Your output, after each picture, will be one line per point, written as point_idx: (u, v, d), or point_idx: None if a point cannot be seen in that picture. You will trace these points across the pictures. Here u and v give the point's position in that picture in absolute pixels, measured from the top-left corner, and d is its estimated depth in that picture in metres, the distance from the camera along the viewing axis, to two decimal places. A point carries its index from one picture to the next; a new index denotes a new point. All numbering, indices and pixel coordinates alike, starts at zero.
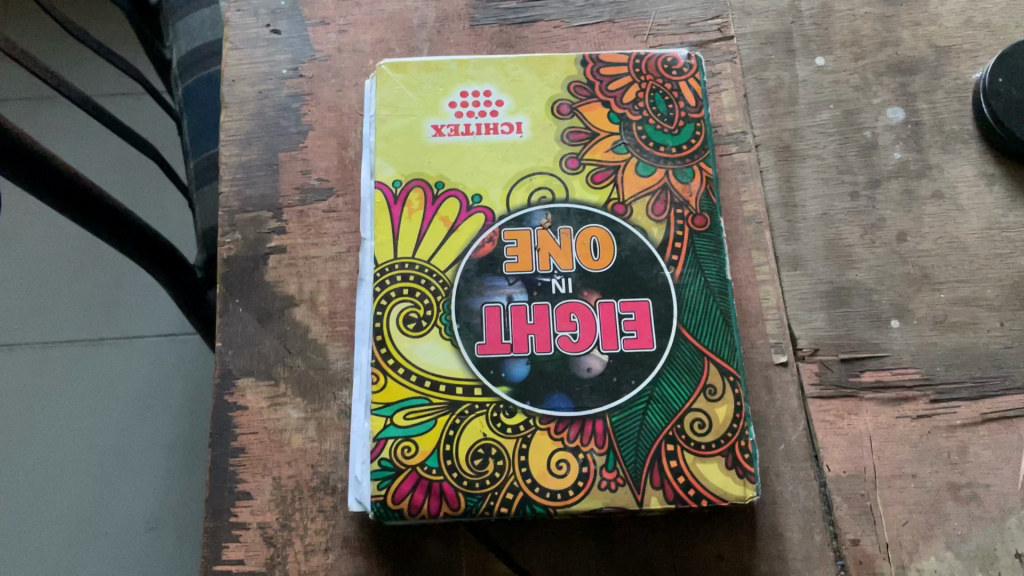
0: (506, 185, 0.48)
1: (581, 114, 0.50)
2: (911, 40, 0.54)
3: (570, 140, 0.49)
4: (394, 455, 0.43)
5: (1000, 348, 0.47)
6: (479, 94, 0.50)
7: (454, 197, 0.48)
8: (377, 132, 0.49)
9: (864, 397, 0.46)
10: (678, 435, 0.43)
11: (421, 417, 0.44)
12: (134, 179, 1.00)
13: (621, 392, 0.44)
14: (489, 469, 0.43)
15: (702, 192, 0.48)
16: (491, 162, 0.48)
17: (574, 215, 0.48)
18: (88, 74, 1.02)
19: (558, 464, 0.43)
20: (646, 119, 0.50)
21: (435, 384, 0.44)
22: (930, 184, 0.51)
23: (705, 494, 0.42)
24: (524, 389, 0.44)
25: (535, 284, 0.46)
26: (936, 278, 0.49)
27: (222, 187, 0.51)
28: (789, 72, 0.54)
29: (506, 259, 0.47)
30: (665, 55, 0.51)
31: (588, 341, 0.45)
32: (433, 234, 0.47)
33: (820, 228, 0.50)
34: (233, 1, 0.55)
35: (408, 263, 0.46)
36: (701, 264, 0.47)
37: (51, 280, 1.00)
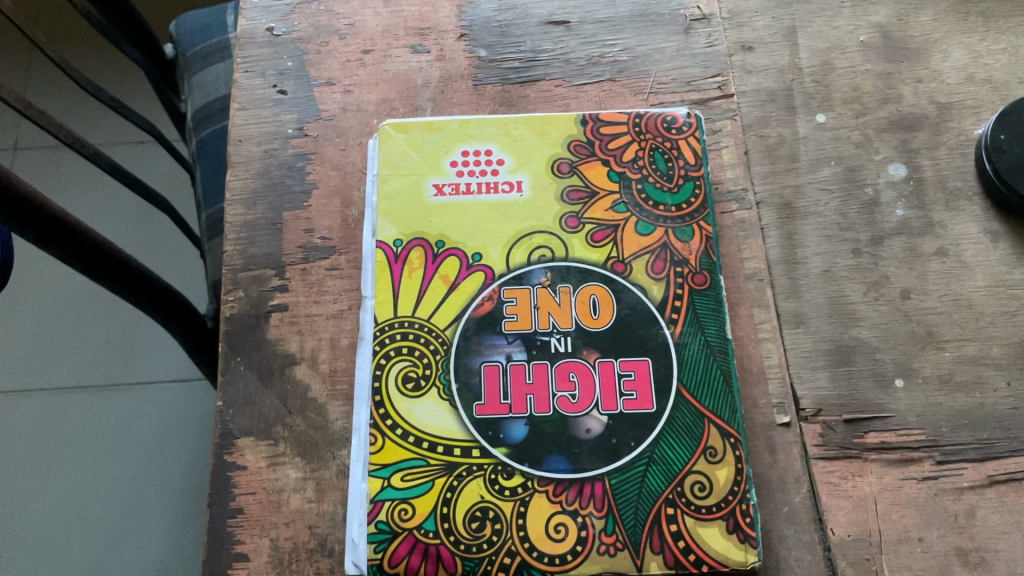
0: (506, 244, 0.48)
1: (581, 173, 0.50)
2: (913, 97, 0.55)
3: (569, 199, 0.50)
4: (391, 517, 0.43)
5: (1007, 408, 0.46)
6: (480, 153, 0.50)
7: (455, 256, 0.48)
8: (378, 192, 0.50)
9: (868, 458, 0.45)
10: (678, 498, 0.43)
11: (419, 479, 0.43)
12: (148, 233, 1.02)
13: (620, 454, 0.43)
14: (486, 532, 0.42)
15: (702, 251, 0.48)
16: (491, 221, 0.49)
17: (573, 273, 0.48)
18: (105, 129, 1.04)
19: (556, 528, 0.42)
20: (646, 178, 0.50)
21: (433, 445, 0.44)
22: (933, 242, 0.51)
23: (705, 559, 0.42)
24: (522, 451, 0.44)
25: (534, 343, 0.46)
26: (940, 336, 0.48)
27: (226, 246, 0.51)
28: (789, 129, 0.54)
29: (506, 318, 0.47)
30: (664, 114, 0.52)
31: (587, 401, 0.45)
32: (433, 293, 0.47)
33: (822, 285, 0.50)
34: (241, 62, 0.56)
35: (408, 323, 0.47)
36: (701, 323, 0.46)
37: (68, 327, 1.01)
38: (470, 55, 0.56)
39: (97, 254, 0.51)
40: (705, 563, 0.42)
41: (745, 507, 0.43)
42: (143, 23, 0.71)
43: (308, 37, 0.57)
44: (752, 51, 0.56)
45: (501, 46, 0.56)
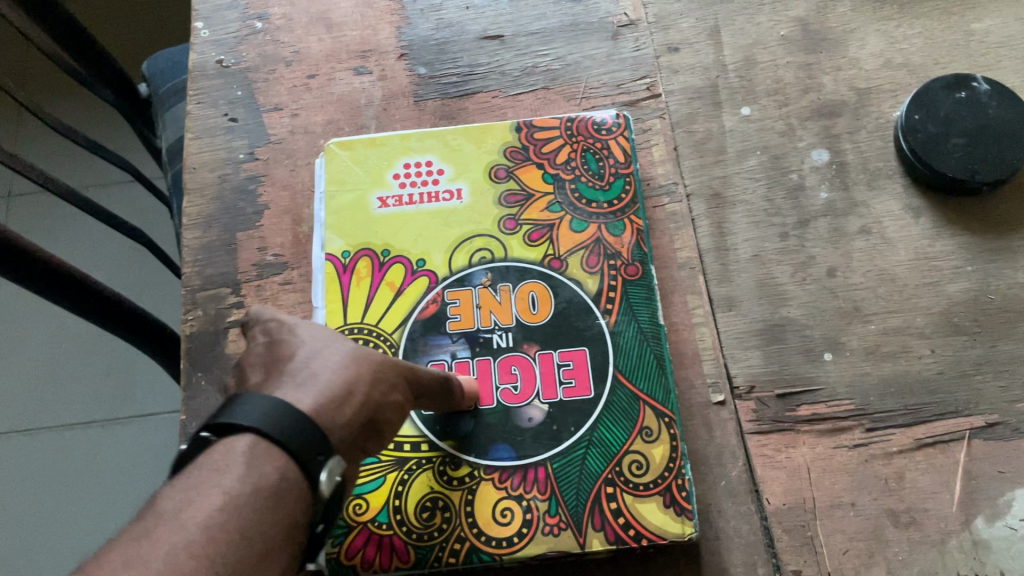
0: (448, 248, 0.51)
1: (517, 177, 0.53)
2: (833, 84, 0.57)
3: (507, 203, 0.52)
4: (346, 512, 0.45)
5: (932, 374, 0.49)
6: (421, 164, 0.53)
7: (400, 263, 0.50)
8: (326, 208, 0.52)
9: (801, 430, 0.48)
10: (617, 476, 0.45)
11: (371, 474, 0.46)
12: (134, 271, 1.05)
13: (561, 438, 0.46)
14: (436, 521, 0.44)
15: (634, 243, 0.51)
16: (434, 228, 0.51)
17: (511, 271, 0.50)
18: (88, 173, 1.08)
19: (502, 512, 0.44)
20: (578, 177, 0.53)
21: None
22: (857, 221, 0.53)
23: (645, 533, 0.44)
24: (468, 442, 0.46)
25: (477, 340, 0.48)
26: (866, 310, 0.50)
27: (185, 268, 0.54)
28: (716, 123, 0.56)
29: (449, 318, 0.49)
30: (594, 117, 0.54)
31: (529, 392, 0.47)
32: (381, 299, 0.50)
33: (752, 269, 0.52)
34: (193, 95, 0.59)
35: (359, 329, 0.49)
36: (634, 311, 0.49)
37: (65, 363, 1.02)
38: (410, 74, 0.59)
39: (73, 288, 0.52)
40: (644, 537, 0.44)
41: (681, 481, 0.45)
42: (113, 63, 0.74)
43: (256, 66, 0.60)
44: (678, 52, 0.59)
45: (439, 63, 0.59)
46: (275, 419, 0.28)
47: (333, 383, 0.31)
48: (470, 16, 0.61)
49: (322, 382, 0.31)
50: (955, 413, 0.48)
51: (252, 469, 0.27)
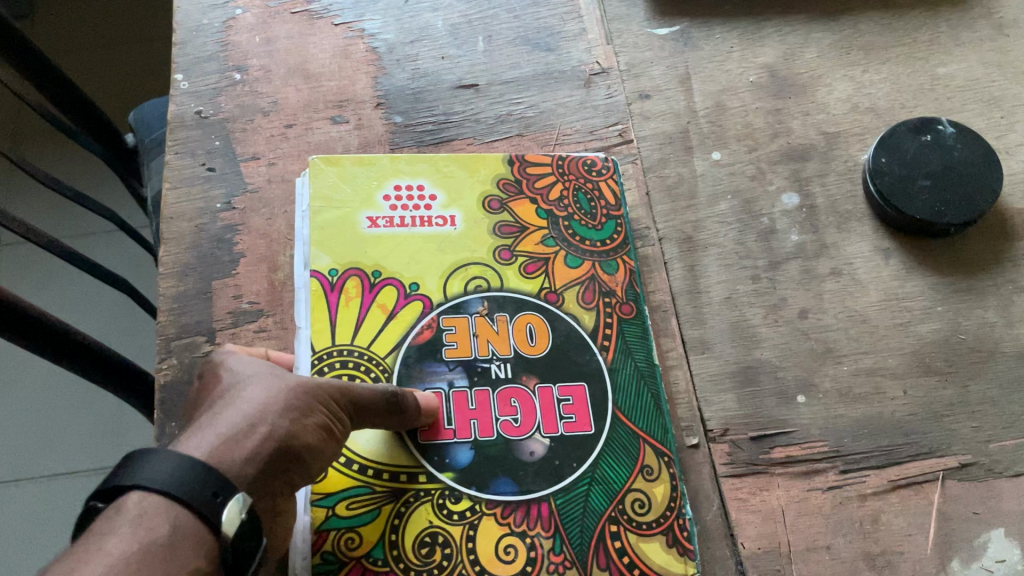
0: (442, 274, 0.50)
1: (511, 209, 0.53)
2: (801, 129, 0.58)
3: (502, 233, 0.52)
4: (338, 547, 0.42)
5: (905, 416, 0.49)
6: (411, 189, 0.52)
7: (391, 285, 0.49)
8: (311, 224, 0.50)
9: (775, 472, 0.47)
10: (620, 513, 0.45)
11: (365, 506, 0.43)
12: (119, 321, 1.06)
13: (564, 474, 0.45)
14: (436, 558, 0.42)
15: (627, 283, 0.51)
16: (427, 253, 0.51)
17: (505, 301, 0.50)
18: (73, 224, 1.08)
19: (506, 549, 0.43)
20: (572, 213, 0.53)
21: (378, 472, 0.44)
22: (828, 262, 0.53)
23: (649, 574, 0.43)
24: (468, 474, 0.44)
25: (473, 368, 0.48)
26: (838, 351, 0.51)
27: (160, 317, 0.54)
28: (687, 168, 0.57)
29: (446, 345, 0.48)
30: (585, 157, 0.55)
31: (528, 425, 0.46)
32: (371, 322, 0.48)
33: (725, 311, 0.52)
34: (171, 145, 0.59)
35: (348, 351, 0.47)
36: (631, 349, 0.49)
37: (51, 414, 0.98)
38: (386, 122, 0.60)
39: (49, 336, 0.51)
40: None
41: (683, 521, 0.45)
42: (98, 113, 0.74)
43: (233, 117, 0.60)
44: (650, 99, 0.60)
45: (415, 112, 0.60)
46: (177, 480, 0.31)
47: (235, 422, 0.34)
48: (445, 66, 0.62)
49: (224, 423, 0.34)
50: (928, 453, 0.48)
51: (142, 529, 0.30)
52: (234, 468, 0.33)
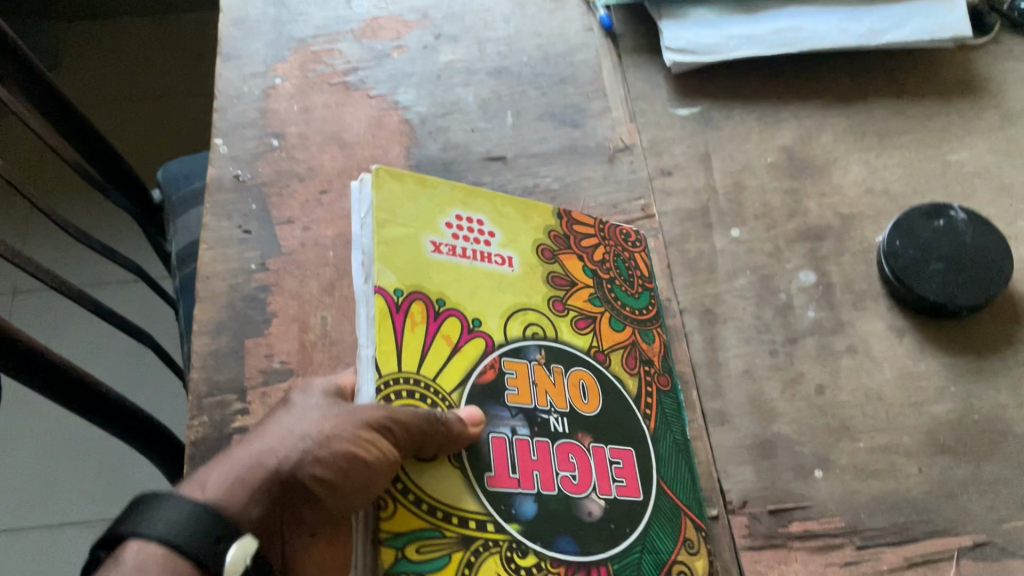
0: (503, 315, 0.46)
1: (562, 261, 0.51)
2: (818, 209, 0.60)
3: (554, 284, 0.49)
4: None
5: (920, 493, 0.50)
6: (469, 222, 0.48)
7: (455, 316, 0.44)
8: (374, 236, 0.44)
9: (793, 546, 0.48)
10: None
11: (435, 551, 0.37)
12: (135, 371, 1.07)
13: (617, 541, 0.42)
14: None
15: (661, 354, 0.52)
16: (487, 290, 0.46)
17: (559, 353, 0.47)
18: (94, 274, 1.11)
19: None
20: (615, 276, 0.53)
21: (448, 515, 0.38)
22: (844, 339, 0.55)
23: None
24: (534, 529, 0.40)
25: (533, 417, 0.43)
26: (854, 427, 0.52)
27: (193, 373, 0.55)
28: (707, 243, 0.59)
29: (507, 390, 0.43)
30: (623, 227, 0.56)
31: (586, 483, 0.43)
32: (437, 351, 0.42)
33: (743, 384, 0.53)
34: (209, 206, 0.62)
35: (412, 381, 0.41)
36: (669, 423, 0.49)
37: (60, 462, 1.01)
38: None
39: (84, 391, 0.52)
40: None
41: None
42: (130, 171, 0.77)
43: (270, 181, 0.63)
44: (671, 176, 0.62)
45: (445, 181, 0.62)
46: (177, 527, 0.35)
47: (257, 452, 0.39)
48: (475, 138, 0.64)
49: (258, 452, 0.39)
50: (944, 532, 0.49)
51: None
52: (236, 510, 0.37)
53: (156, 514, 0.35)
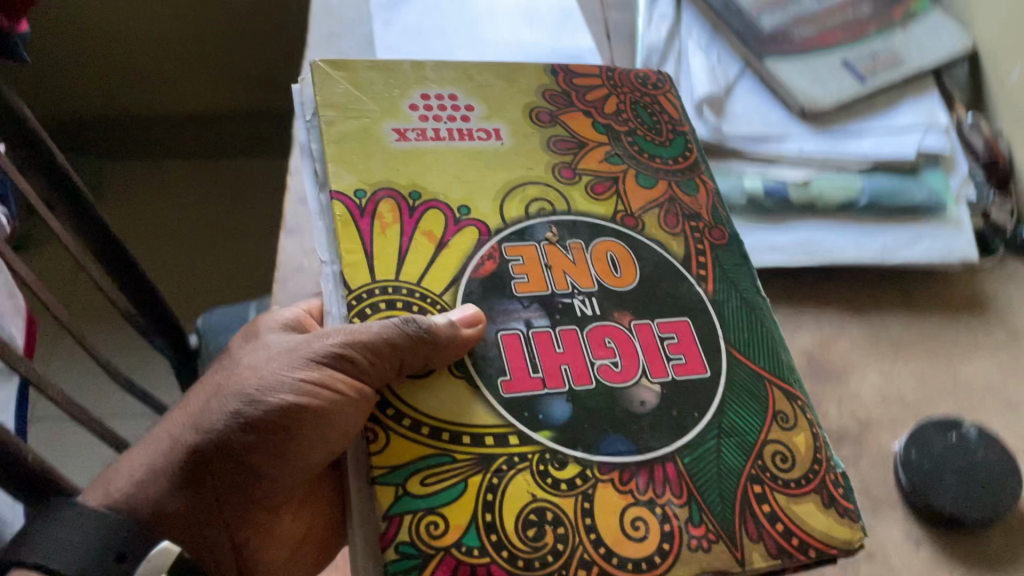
0: (495, 197, 0.43)
1: (563, 122, 0.47)
2: (835, 415, 0.59)
3: (558, 148, 0.46)
4: (416, 535, 0.34)
5: None
6: (448, 100, 0.46)
7: (437, 210, 0.41)
8: (325, 135, 0.43)
9: None
10: (762, 474, 0.39)
11: (445, 481, 0.35)
12: None
13: (687, 425, 0.39)
14: (547, 539, 0.35)
15: (709, 204, 0.47)
16: (473, 170, 0.44)
17: (584, 228, 0.44)
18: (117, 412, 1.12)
19: (636, 524, 0.36)
20: (634, 125, 0.49)
21: (455, 437, 0.36)
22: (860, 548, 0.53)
23: (812, 543, 0.37)
24: (571, 435, 0.37)
25: (550, 304, 0.41)
26: None
27: None
28: None
29: (515, 278, 0.41)
30: (637, 72, 0.53)
31: (632, 370, 0.40)
32: (418, 252, 0.40)
33: None
34: None
35: (389, 281, 0.39)
36: (732, 281, 0.44)
37: None
38: None
39: None
40: (805, 545, 0.37)
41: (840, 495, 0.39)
42: (172, 320, 0.78)
43: None
44: None
45: None
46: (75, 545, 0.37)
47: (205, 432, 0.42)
48: None
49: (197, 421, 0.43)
50: None
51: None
52: (154, 499, 0.42)
53: (62, 520, 0.38)
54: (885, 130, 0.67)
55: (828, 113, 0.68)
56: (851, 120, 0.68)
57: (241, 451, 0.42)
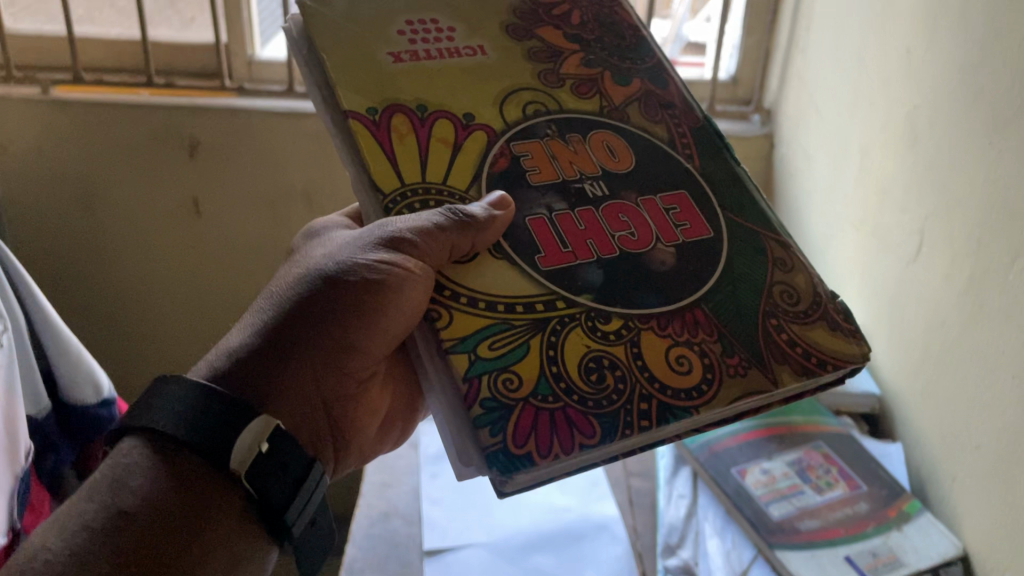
0: (497, 99, 0.25)
1: (542, 38, 0.27)
2: None
3: (540, 58, 0.27)
4: (493, 394, 0.20)
5: None
6: (435, 24, 0.26)
7: (448, 120, 0.24)
8: (331, 60, 0.24)
9: None
10: (774, 310, 0.24)
11: (508, 341, 0.21)
12: None
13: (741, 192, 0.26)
14: (611, 380, 0.21)
15: None
16: (469, 81, 0.25)
17: (578, 120, 0.26)
18: None
19: (784, 295, 0.24)
20: (601, 36, 0.29)
21: (503, 303, 0.22)
22: None
23: (827, 357, 0.23)
24: (610, 289, 0.23)
25: (565, 187, 0.24)
26: None
27: None
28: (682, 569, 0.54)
29: (527, 170, 0.24)
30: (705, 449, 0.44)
31: (641, 232, 0.24)
32: (444, 152, 0.24)
33: None
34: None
35: (421, 193, 0.23)
36: None
37: None
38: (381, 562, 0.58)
39: None
40: (822, 362, 0.23)
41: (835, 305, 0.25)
42: None
43: None
44: None
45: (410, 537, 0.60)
46: None
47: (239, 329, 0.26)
48: None
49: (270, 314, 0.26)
50: None
51: None
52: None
53: None
54: (982, 500, 0.34)
55: (852, 513, 0.38)
56: (876, 503, 0.38)
57: (330, 349, 0.25)
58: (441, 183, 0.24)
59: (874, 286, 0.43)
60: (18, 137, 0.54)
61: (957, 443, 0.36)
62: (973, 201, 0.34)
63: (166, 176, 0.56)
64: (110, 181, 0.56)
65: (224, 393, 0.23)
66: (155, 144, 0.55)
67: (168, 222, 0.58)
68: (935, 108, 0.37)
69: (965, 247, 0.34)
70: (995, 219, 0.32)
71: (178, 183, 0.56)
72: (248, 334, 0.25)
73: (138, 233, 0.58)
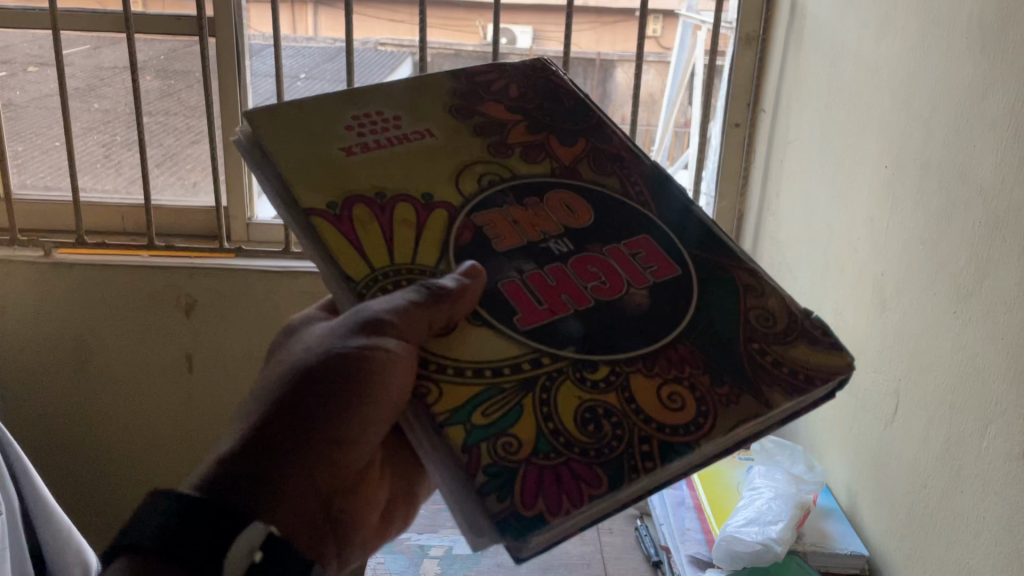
0: (452, 175, 0.29)
1: (486, 111, 0.32)
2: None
3: (483, 131, 0.31)
4: (497, 459, 0.23)
5: None
6: (382, 115, 0.31)
7: (408, 203, 0.28)
8: (284, 163, 0.28)
9: None
10: (752, 338, 0.27)
11: (505, 408, 0.24)
12: None
13: (685, 222, 0.30)
14: (606, 430, 0.24)
15: None
16: (422, 163, 0.30)
17: (534, 186, 0.30)
18: None
19: (760, 319, 0.27)
20: (540, 104, 0.33)
21: (497, 370, 0.25)
22: None
23: (804, 371, 0.26)
24: (593, 338, 0.26)
25: (532, 250, 0.28)
26: None
27: None
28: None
29: (494, 238, 0.28)
30: None
31: (610, 283, 0.28)
32: (408, 234, 0.27)
33: None
34: None
35: (395, 273, 0.27)
36: None
37: None
38: None
39: None
40: (809, 379, 0.26)
41: (810, 321, 0.28)
42: None
43: None
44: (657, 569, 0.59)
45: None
46: None
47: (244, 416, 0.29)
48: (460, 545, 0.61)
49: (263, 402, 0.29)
50: None
51: None
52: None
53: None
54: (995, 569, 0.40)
55: None
56: None
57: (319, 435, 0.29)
58: (411, 260, 0.27)
59: (875, 428, 0.54)
60: (35, 283, 0.74)
61: (970, 529, 0.43)
62: (970, 318, 0.43)
63: (163, 336, 0.76)
64: (121, 339, 0.76)
65: (207, 497, 0.27)
66: (157, 304, 0.75)
67: (164, 359, 0.77)
68: (909, 275, 0.49)
69: (946, 421, 0.45)
70: (970, 394, 0.43)
71: (176, 330, 0.76)
72: (249, 421, 0.29)
73: (118, 337, 0.76)
